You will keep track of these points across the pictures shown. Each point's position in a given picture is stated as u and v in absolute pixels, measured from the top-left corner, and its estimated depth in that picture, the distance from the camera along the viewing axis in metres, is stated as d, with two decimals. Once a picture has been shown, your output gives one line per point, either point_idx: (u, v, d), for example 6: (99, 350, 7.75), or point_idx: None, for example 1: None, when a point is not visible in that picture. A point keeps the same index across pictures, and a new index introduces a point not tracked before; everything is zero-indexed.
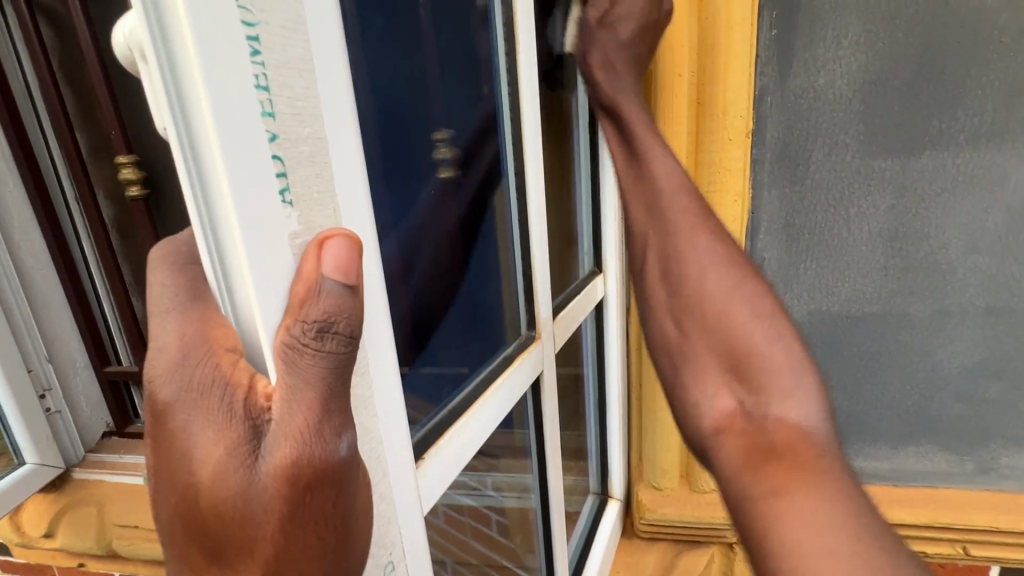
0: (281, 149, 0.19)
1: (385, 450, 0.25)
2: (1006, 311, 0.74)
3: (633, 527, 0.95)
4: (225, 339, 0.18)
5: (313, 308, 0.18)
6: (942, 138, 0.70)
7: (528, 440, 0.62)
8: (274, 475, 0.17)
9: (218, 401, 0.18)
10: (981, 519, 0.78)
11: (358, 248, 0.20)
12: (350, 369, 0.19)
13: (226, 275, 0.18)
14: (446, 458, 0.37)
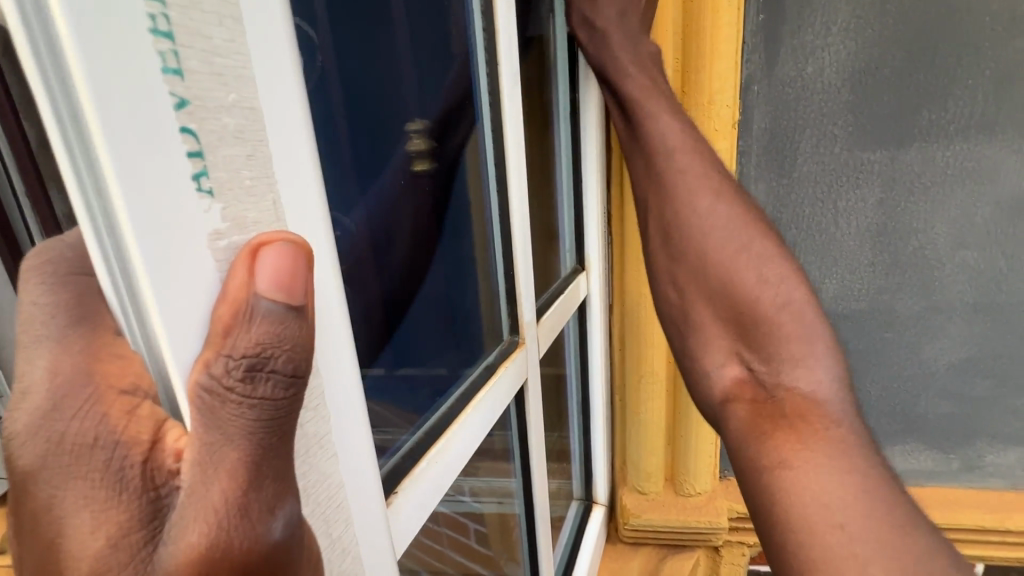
0: (194, 120, 0.14)
1: (348, 496, 0.21)
2: (993, 308, 0.74)
3: (617, 532, 0.92)
4: (118, 377, 0.14)
5: (242, 338, 0.14)
6: (932, 129, 0.68)
7: (511, 444, 0.58)
8: (177, 571, 0.13)
9: (104, 466, 0.14)
10: (970, 519, 0.79)
11: (305, 256, 0.15)
12: (291, 421, 0.15)
13: (130, 284, 0.13)
14: (426, 487, 0.33)
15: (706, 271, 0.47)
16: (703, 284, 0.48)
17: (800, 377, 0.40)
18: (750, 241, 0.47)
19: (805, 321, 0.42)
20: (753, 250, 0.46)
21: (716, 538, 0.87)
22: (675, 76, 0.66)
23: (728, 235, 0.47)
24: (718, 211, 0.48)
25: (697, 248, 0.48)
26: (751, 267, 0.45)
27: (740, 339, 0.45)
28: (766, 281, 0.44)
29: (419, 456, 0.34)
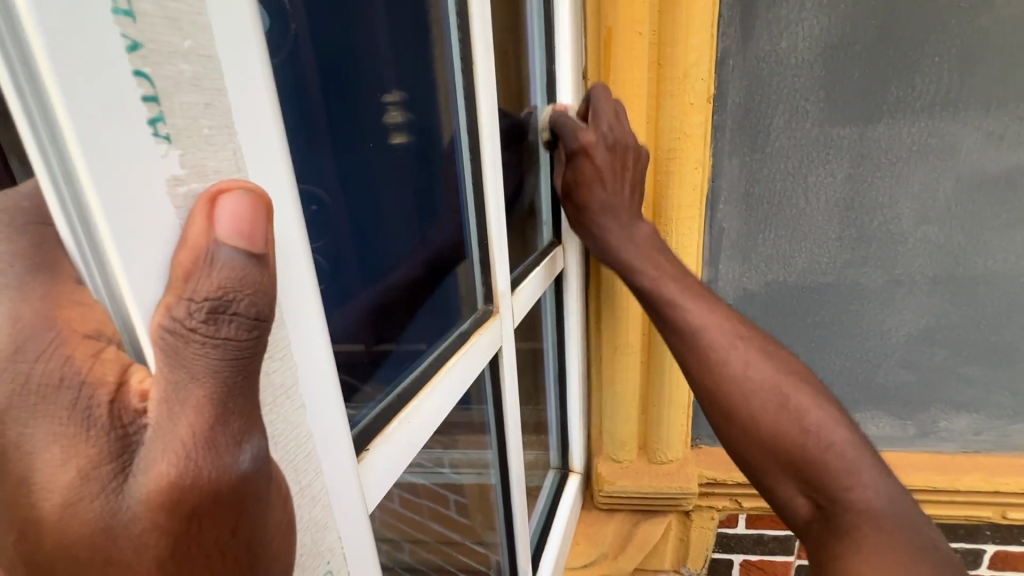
0: (148, 64, 0.14)
1: (317, 447, 0.22)
2: (951, 280, 0.77)
3: (593, 499, 0.95)
4: (82, 322, 0.14)
5: (203, 282, 0.14)
6: (899, 105, 0.70)
7: (486, 416, 0.59)
8: (148, 500, 0.14)
9: (70, 405, 0.14)
10: (923, 481, 0.83)
11: (263, 204, 0.16)
12: (256, 360, 0.15)
13: (89, 227, 0.14)
14: (397, 448, 0.34)
15: (755, 416, 0.50)
16: (750, 428, 0.50)
17: (856, 497, 0.44)
18: (789, 395, 0.50)
19: (847, 435, 0.47)
20: (791, 403, 0.49)
21: (687, 503, 0.90)
22: (650, 49, 0.67)
23: (765, 392, 0.50)
24: (754, 373, 0.51)
25: (733, 396, 0.51)
26: (792, 415, 0.48)
27: (802, 476, 0.47)
28: (811, 429, 0.47)
29: (392, 418, 0.35)
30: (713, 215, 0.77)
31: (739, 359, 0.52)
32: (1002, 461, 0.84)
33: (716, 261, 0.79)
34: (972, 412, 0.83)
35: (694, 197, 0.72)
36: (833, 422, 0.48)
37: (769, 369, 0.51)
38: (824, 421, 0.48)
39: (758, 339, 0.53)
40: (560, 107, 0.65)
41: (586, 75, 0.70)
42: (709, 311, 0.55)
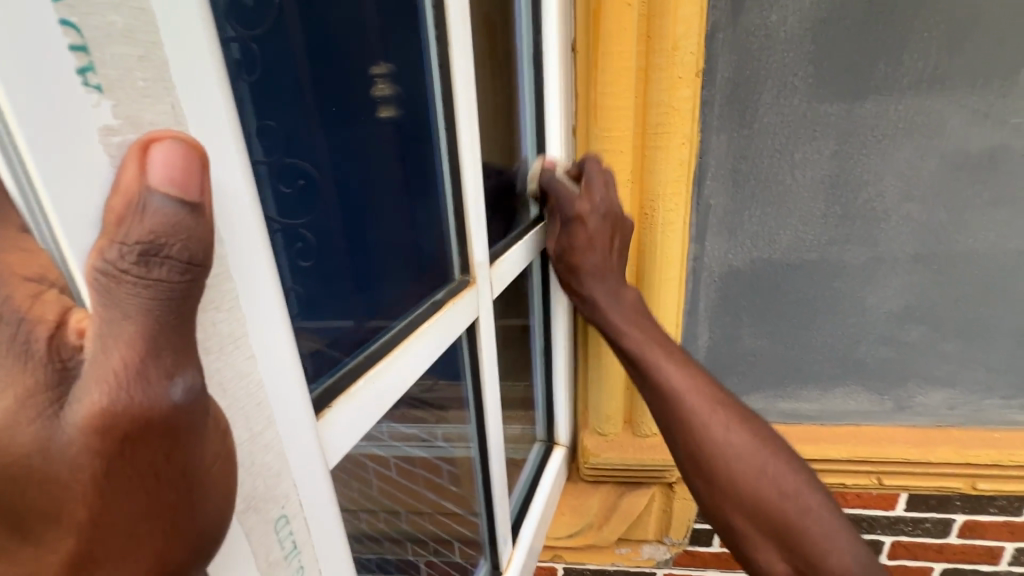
0: (73, 12, 0.14)
1: (268, 397, 0.23)
2: (932, 258, 0.77)
3: (578, 472, 0.98)
4: (23, 266, 0.15)
5: (134, 227, 0.15)
6: (887, 82, 0.69)
7: (465, 392, 0.60)
8: (82, 425, 0.15)
9: (8, 339, 0.15)
10: (896, 453, 0.86)
11: (197, 153, 0.16)
12: (190, 302, 0.16)
13: (28, 174, 0.14)
14: (364, 405, 0.35)
15: (746, 501, 0.60)
16: (736, 499, 0.60)
17: (835, 562, 0.56)
18: (766, 461, 0.60)
19: (824, 505, 0.59)
20: (769, 471, 0.60)
21: (669, 476, 0.93)
22: (639, 20, 0.66)
23: (746, 458, 0.60)
24: (735, 436, 0.61)
25: (723, 472, 0.60)
26: (772, 482, 0.59)
27: (785, 544, 0.58)
28: (786, 492, 0.59)
29: (358, 376, 0.36)
30: (700, 190, 0.77)
31: (727, 432, 0.61)
32: (975, 434, 0.87)
33: (701, 239, 0.80)
34: (949, 387, 0.85)
35: (680, 173, 0.72)
36: (810, 493, 0.59)
37: (749, 435, 0.61)
38: (813, 512, 0.58)
39: (740, 413, 0.63)
40: (549, 162, 0.69)
41: (575, 49, 0.70)
42: (689, 374, 0.63)
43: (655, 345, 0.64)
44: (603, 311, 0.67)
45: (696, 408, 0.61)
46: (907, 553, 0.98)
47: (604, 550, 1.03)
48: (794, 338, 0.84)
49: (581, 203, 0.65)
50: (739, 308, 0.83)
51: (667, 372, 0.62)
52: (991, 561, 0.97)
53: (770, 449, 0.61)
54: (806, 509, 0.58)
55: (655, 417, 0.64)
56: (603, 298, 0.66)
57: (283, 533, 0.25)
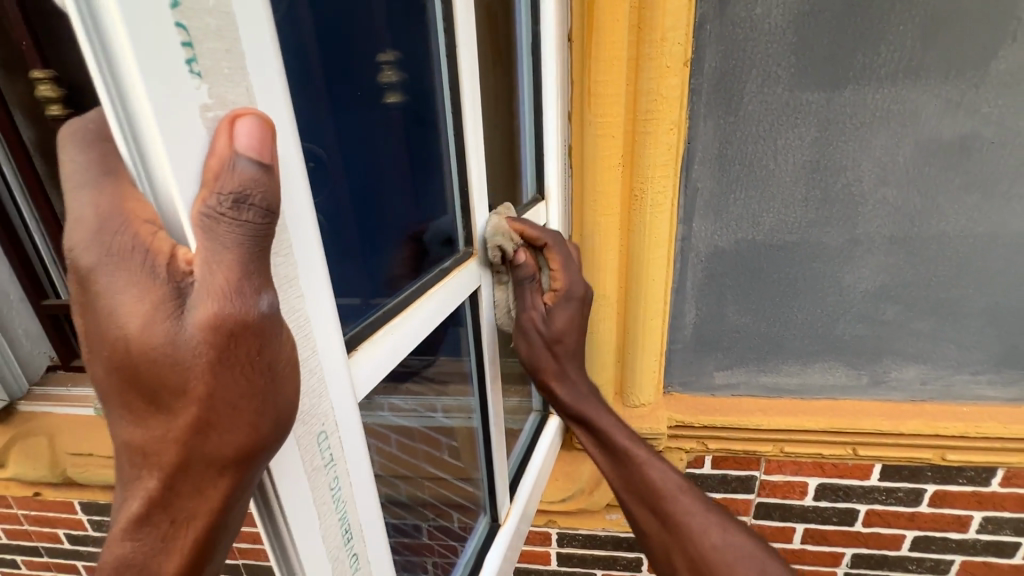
0: (184, 17, 0.20)
1: (313, 330, 0.29)
2: (907, 240, 0.82)
3: (571, 441, 1.04)
4: (142, 211, 0.21)
5: (228, 180, 0.21)
6: (864, 72, 0.74)
7: (470, 366, 0.66)
8: (199, 325, 0.21)
9: (140, 264, 0.21)
10: (870, 424, 0.92)
11: (269, 129, 0.22)
12: (268, 238, 0.22)
13: (138, 145, 0.20)
14: (382, 353, 0.42)
15: None
16: None
17: None
18: (762, 561, 0.64)
19: None
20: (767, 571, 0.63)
21: (656, 444, 0.96)
22: (631, 13, 0.70)
23: (743, 559, 0.63)
24: (729, 537, 0.65)
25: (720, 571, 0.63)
26: None
27: None
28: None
29: (378, 328, 0.43)
30: (687, 174, 0.82)
31: (719, 534, 0.65)
32: (945, 408, 0.92)
33: (689, 220, 0.85)
34: (922, 363, 0.90)
35: (669, 157, 0.77)
36: None
37: (742, 538, 0.66)
38: None
39: (726, 512, 0.68)
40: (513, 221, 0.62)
41: (570, 37, 0.74)
42: (677, 477, 0.70)
43: (639, 445, 0.72)
44: (583, 413, 0.74)
45: (689, 509, 0.67)
46: (881, 521, 1.04)
47: (596, 515, 1.10)
48: (775, 317, 0.89)
49: (581, 285, 0.72)
50: (723, 287, 0.88)
51: (661, 472, 0.70)
52: (960, 530, 1.03)
53: (763, 552, 0.65)
54: None
55: (648, 518, 0.70)
56: (584, 406, 0.74)
57: (323, 446, 0.31)
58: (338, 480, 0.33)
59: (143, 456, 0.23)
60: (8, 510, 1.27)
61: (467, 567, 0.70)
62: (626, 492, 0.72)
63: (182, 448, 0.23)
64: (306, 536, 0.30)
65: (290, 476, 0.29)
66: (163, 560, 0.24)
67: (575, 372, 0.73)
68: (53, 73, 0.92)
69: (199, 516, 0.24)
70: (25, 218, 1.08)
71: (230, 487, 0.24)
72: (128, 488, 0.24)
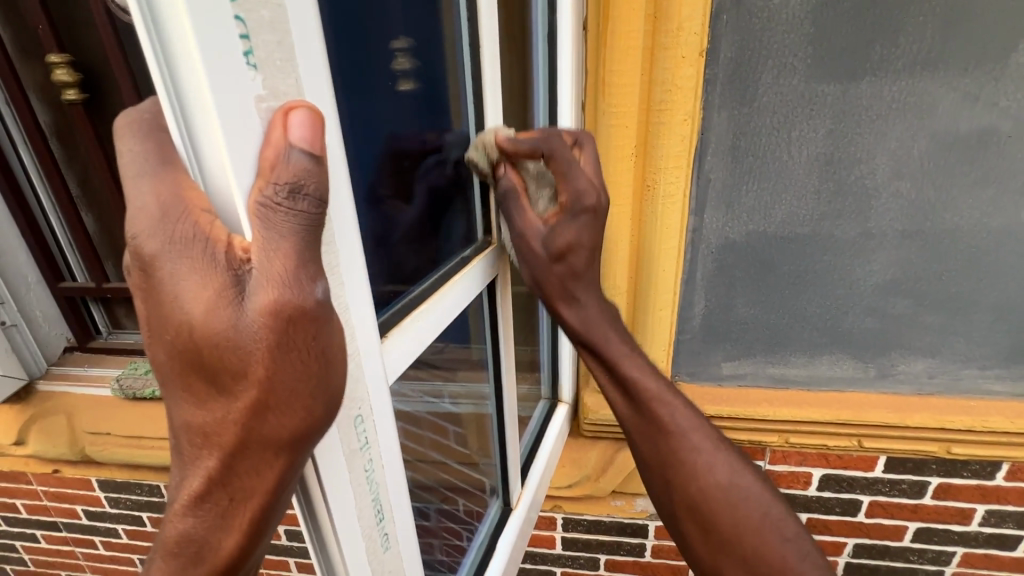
0: (242, 11, 0.22)
1: (351, 314, 0.31)
2: (919, 234, 0.82)
3: (579, 428, 1.06)
4: (200, 202, 0.23)
5: (283, 172, 0.23)
6: (882, 63, 0.73)
7: (485, 354, 0.70)
8: (260, 312, 0.23)
9: (201, 252, 0.23)
10: (875, 417, 0.92)
11: (319, 120, 0.24)
12: (319, 226, 0.24)
13: (189, 135, 0.22)
14: (409, 339, 0.44)
15: (745, 545, 0.57)
16: (735, 548, 0.57)
17: None
18: (768, 504, 0.58)
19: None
20: (772, 516, 0.58)
21: None
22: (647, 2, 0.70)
23: (751, 502, 0.58)
24: (736, 477, 0.59)
25: (723, 517, 0.58)
26: (775, 530, 0.57)
27: None
28: (790, 540, 0.57)
29: (405, 314, 0.45)
30: (701, 164, 0.82)
31: (723, 472, 0.59)
32: (952, 401, 0.93)
33: (700, 213, 0.85)
34: (930, 357, 0.91)
35: (682, 148, 0.77)
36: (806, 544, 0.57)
37: (748, 479, 0.60)
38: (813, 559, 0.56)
39: (734, 451, 0.62)
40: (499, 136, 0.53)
41: (585, 26, 0.73)
42: (688, 411, 0.62)
43: (646, 369, 0.63)
44: (588, 336, 0.62)
45: (696, 446, 0.60)
46: (883, 513, 1.05)
47: (602, 501, 1.12)
48: (782, 308, 0.90)
49: (591, 193, 0.56)
50: (733, 278, 0.88)
51: (671, 409, 0.61)
52: (963, 522, 1.04)
53: (769, 495, 0.59)
54: (805, 553, 0.56)
55: (652, 459, 0.62)
56: (591, 328, 0.62)
57: (359, 428, 0.33)
58: (372, 462, 0.35)
59: (203, 438, 0.25)
60: (28, 486, 1.31)
61: (479, 552, 0.72)
62: (628, 422, 0.63)
63: (242, 428, 0.25)
64: (342, 513, 0.32)
65: (331, 460, 0.30)
66: (224, 531, 0.27)
67: (580, 289, 0.60)
68: (70, 57, 0.94)
69: (255, 491, 0.26)
70: (42, 200, 1.10)
71: (284, 465, 0.26)
72: (190, 467, 0.26)
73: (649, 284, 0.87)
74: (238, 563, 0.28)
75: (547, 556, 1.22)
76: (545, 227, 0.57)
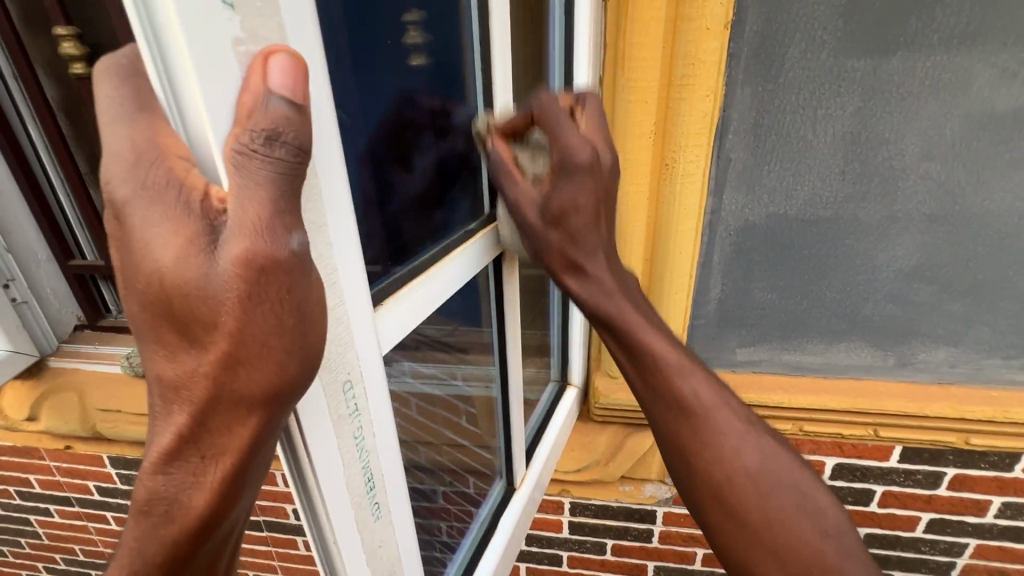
0: None
1: (339, 277, 0.30)
2: (947, 218, 0.79)
3: (589, 412, 1.05)
4: (175, 148, 0.22)
5: (260, 118, 0.21)
6: (915, 38, 0.70)
7: (492, 338, 0.67)
8: (231, 263, 0.22)
9: (174, 199, 0.22)
10: (893, 406, 0.91)
11: (300, 66, 0.23)
12: (299, 176, 0.23)
13: (167, 77, 0.21)
14: (404, 310, 0.43)
15: (775, 538, 0.49)
16: (769, 545, 0.49)
17: None
18: (805, 492, 0.51)
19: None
20: (809, 503, 0.50)
21: None
22: None
23: (784, 489, 0.50)
24: (769, 461, 0.51)
25: (755, 508, 0.49)
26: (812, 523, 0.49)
27: None
28: (833, 538, 0.49)
29: (403, 283, 0.44)
30: (721, 144, 0.79)
31: (749, 452, 0.51)
32: (972, 391, 0.90)
33: (719, 194, 0.82)
34: (952, 345, 0.88)
35: (704, 125, 0.75)
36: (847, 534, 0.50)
37: (779, 462, 0.51)
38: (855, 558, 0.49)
39: (762, 428, 0.54)
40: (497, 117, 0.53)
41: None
42: (712, 385, 0.54)
43: (661, 337, 0.55)
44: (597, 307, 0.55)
45: (723, 426, 0.52)
46: (896, 503, 1.03)
47: (610, 486, 1.11)
48: (799, 293, 0.87)
49: (582, 149, 0.49)
50: (752, 263, 0.86)
51: (694, 384, 0.53)
52: (978, 514, 1.02)
53: (803, 478, 0.52)
54: (848, 549, 0.49)
55: (667, 438, 0.54)
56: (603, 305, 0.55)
57: (348, 395, 0.32)
58: (362, 430, 0.33)
59: (174, 392, 0.24)
60: (41, 462, 1.32)
61: (482, 528, 0.70)
62: (639, 393, 0.55)
63: (214, 383, 0.24)
64: (329, 481, 0.31)
65: (317, 424, 0.29)
66: (194, 491, 0.26)
67: (577, 253, 0.53)
68: (77, 30, 0.92)
69: (228, 449, 0.25)
70: (51, 176, 1.09)
71: (257, 423, 0.25)
72: (161, 423, 0.25)
73: (663, 265, 0.85)
74: (211, 526, 0.27)
75: (554, 540, 1.22)
76: (541, 193, 0.52)
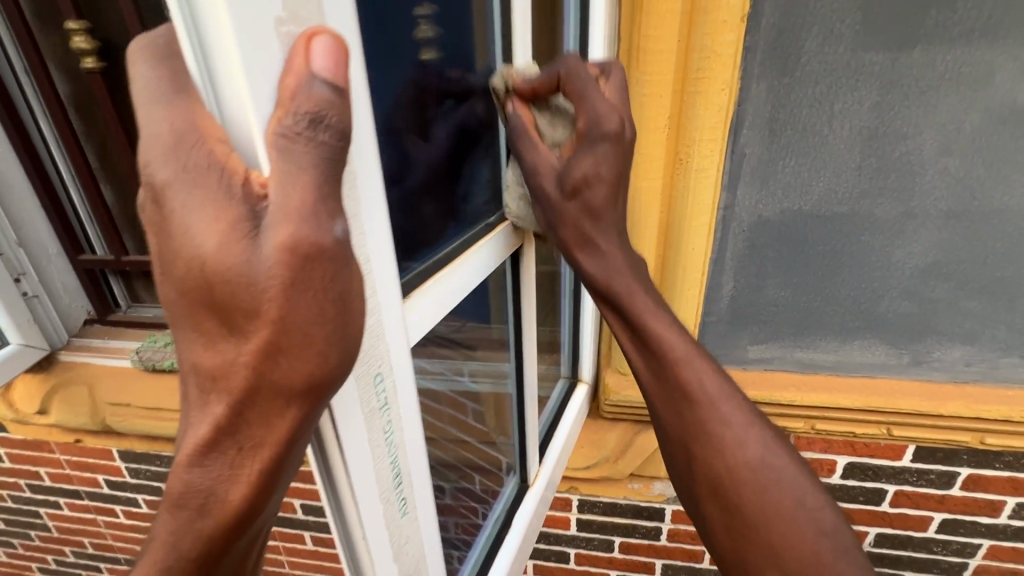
0: None
1: (373, 266, 0.29)
2: (965, 215, 0.78)
3: (599, 409, 1.04)
4: (214, 131, 0.21)
5: (304, 100, 0.21)
6: (936, 31, 0.69)
7: (507, 334, 0.68)
8: (276, 251, 0.21)
9: (217, 183, 0.21)
10: (908, 405, 0.90)
11: (343, 49, 0.23)
12: (341, 162, 0.23)
13: (206, 57, 0.20)
14: (429, 302, 0.42)
15: (768, 535, 0.47)
16: (762, 543, 0.47)
17: None
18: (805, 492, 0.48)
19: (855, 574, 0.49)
20: (807, 503, 0.48)
21: None
22: None
23: (784, 487, 0.48)
24: (771, 457, 0.49)
25: (751, 503, 0.48)
26: (810, 524, 0.47)
27: None
28: (827, 535, 0.47)
29: (427, 277, 0.43)
30: (736, 139, 0.78)
31: (750, 446, 0.49)
32: (988, 391, 0.89)
33: (733, 189, 0.82)
34: (968, 344, 0.87)
35: (718, 119, 0.74)
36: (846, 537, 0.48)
37: (779, 458, 0.49)
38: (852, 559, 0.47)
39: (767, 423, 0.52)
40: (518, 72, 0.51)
41: None
42: (718, 377, 0.51)
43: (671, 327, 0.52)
44: (608, 285, 0.52)
45: (728, 419, 0.50)
46: (908, 503, 1.02)
47: (618, 484, 1.11)
48: (813, 290, 0.87)
49: (610, 117, 0.48)
50: (765, 259, 0.85)
51: (700, 374, 0.51)
52: (991, 515, 1.01)
53: (804, 478, 0.49)
54: (844, 548, 0.47)
55: (670, 428, 0.52)
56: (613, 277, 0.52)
57: (379, 387, 0.32)
58: (392, 424, 0.33)
59: (213, 382, 0.24)
60: (51, 455, 1.33)
61: (496, 526, 0.71)
62: (644, 382, 0.53)
63: (254, 373, 0.23)
64: (360, 474, 0.30)
65: (349, 416, 0.29)
66: (232, 483, 0.25)
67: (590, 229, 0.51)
68: (88, 24, 0.92)
69: (267, 441, 0.25)
70: (61, 171, 1.10)
71: (296, 416, 0.24)
72: (198, 414, 0.25)
73: (677, 261, 0.84)
74: (247, 518, 0.26)
75: (561, 537, 1.22)
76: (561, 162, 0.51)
